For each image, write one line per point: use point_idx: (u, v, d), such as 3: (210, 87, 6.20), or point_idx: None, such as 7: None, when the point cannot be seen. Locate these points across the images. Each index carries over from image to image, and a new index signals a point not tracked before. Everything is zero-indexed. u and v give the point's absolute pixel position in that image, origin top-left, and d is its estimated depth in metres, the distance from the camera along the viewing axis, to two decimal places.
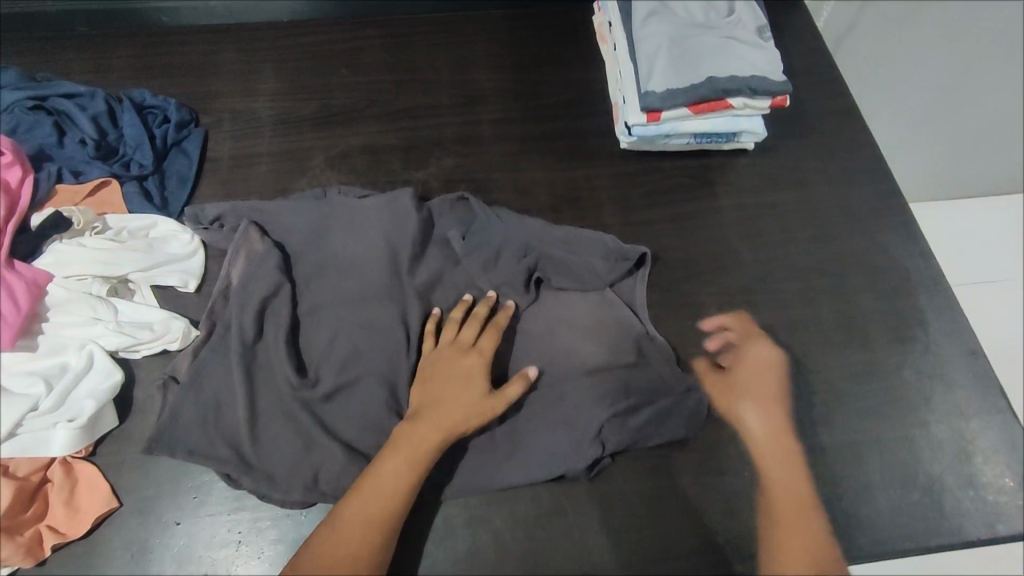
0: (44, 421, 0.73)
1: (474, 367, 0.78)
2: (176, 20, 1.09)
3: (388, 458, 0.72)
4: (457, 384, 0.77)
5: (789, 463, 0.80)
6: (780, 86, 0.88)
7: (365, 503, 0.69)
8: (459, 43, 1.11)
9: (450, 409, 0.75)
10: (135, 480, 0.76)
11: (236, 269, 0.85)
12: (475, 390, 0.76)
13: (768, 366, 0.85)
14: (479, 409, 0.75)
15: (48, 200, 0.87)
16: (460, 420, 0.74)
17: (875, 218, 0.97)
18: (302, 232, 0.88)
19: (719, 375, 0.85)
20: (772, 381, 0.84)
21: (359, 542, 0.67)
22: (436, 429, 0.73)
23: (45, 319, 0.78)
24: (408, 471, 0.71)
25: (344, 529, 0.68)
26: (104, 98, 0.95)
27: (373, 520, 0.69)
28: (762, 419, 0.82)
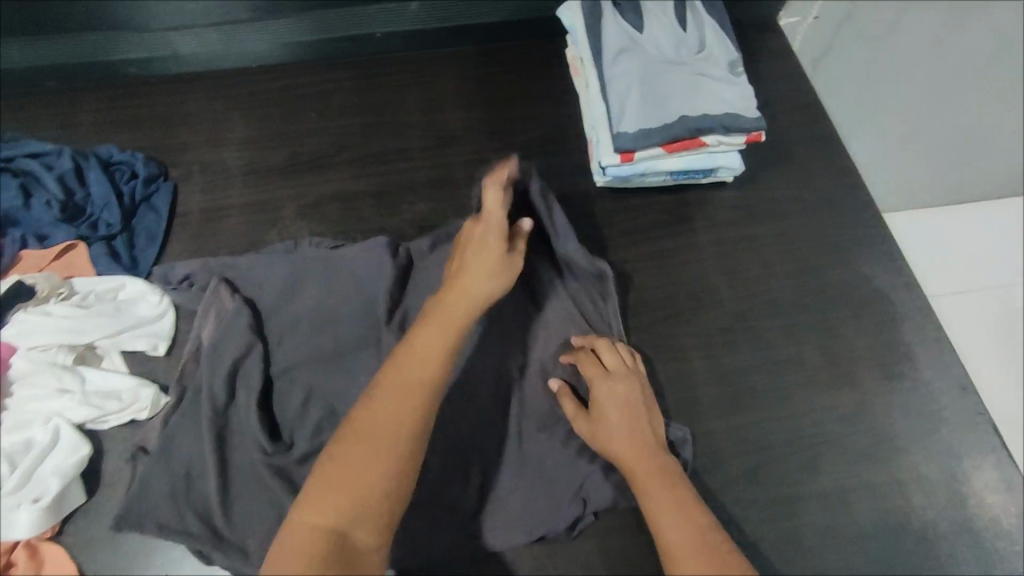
0: (6, 503, 0.70)
1: (493, 232, 0.73)
2: (145, 70, 1.08)
3: (420, 328, 0.67)
4: (479, 248, 0.72)
5: (666, 501, 0.65)
6: (754, 123, 0.85)
7: (402, 372, 0.63)
8: (431, 83, 1.10)
9: (476, 276, 0.70)
10: (104, 558, 0.74)
11: (206, 329, 0.83)
12: (496, 253, 0.72)
13: (631, 396, 0.74)
14: (502, 273, 0.71)
15: (12, 266, 0.86)
16: (484, 284, 0.70)
17: (857, 248, 0.95)
18: (274, 288, 0.86)
19: (580, 419, 0.75)
20: (638, 413, 0.73)
21: (398, 411, 0.61)
22: (463, 290, 0.70)
23: (9, 395, 0.76)
24: (442, 336, 0.66)
25: (382, 399, 0.62)
26: (69, 155, 0.92)
27: (412, 389, 0.63)
28: (632, 457, 0.69)
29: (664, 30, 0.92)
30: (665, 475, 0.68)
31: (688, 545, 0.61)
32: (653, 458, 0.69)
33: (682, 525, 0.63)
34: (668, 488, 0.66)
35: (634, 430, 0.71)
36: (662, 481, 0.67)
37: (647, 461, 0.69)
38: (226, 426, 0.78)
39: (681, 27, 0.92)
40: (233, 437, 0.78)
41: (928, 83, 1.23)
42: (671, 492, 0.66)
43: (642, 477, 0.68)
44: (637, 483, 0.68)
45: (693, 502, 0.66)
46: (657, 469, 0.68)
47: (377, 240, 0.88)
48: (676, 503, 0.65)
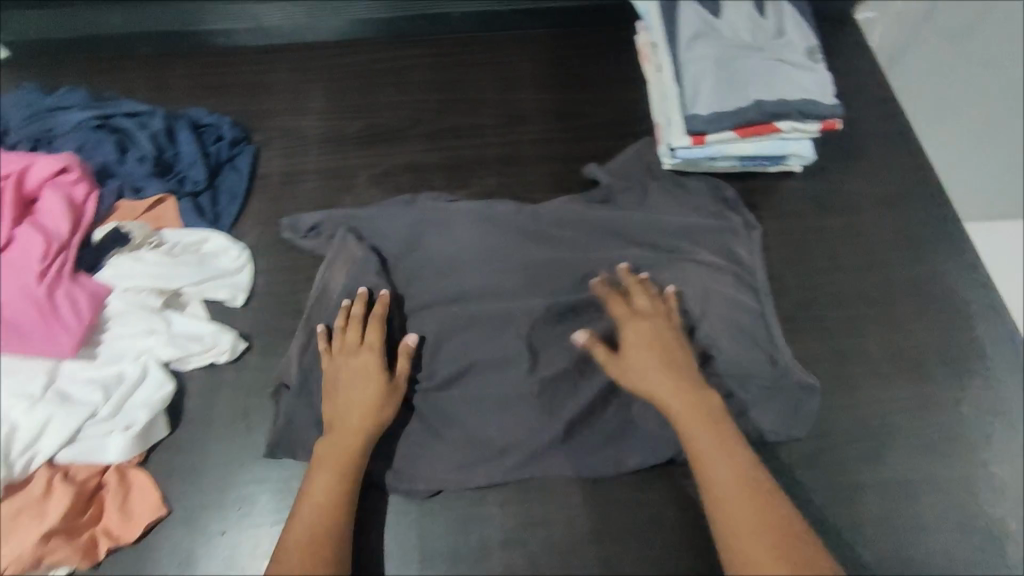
0: (101, 429, 0.76)
1: (364, 361, 0.77)
2: (233, 41, 1.13)
3: (318, 464, 0.73)
4: (355, 386, 0.76)
5: (710, 440, 0.71)
6: (830, 110, 0.85)
7: (307, 513, 0.70)
8: (503, 63, 1.13)
9: (355, 410, 0.75)
10: (183, 487, 0.79)
11: (335, 275, 0.87)
12: (371, 383, 0.76)
13: (663, 336, 0.78)
14: (378, 402, 0.76)
15: (109, 215, 0.90)
16: (365, 412, 0.75)
17: (930, 245, 0.94)
18: (399, 237, 0.90)
19: (612, 361, 0.78)
20: (671, 351, 0.77)
21: (310, 550, 0.67)
22: (349, 433, 0.74)
23: (104, 330, 0.81)
24: (338, 480, 0.72)
25: (293, 542, 0.67)
26: (162, 117, 0.98)
27: (322, 522, 0.69)
28: (681, 403, 0.74)
29: (741, 16, 0.92)
30: (715, 420, 0.73)
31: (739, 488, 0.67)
32: (693, 396, 0.74)
33: (730, 471, 0.69)
34: (716, 434, 0.71)
35: (673, 373, 0.75)
36: (710, 426, 0.72)
37: (686, 401, 0.74)
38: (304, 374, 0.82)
39: (759, 14, 0.92)
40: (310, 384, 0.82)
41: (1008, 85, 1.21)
42: (721, 438, 0.71)
43: (692, 420, 0.72)
44: (683, 425, 0.73)
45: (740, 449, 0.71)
46: (705, 414, 0.73)
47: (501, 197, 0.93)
48: (725, 450, 0.70)
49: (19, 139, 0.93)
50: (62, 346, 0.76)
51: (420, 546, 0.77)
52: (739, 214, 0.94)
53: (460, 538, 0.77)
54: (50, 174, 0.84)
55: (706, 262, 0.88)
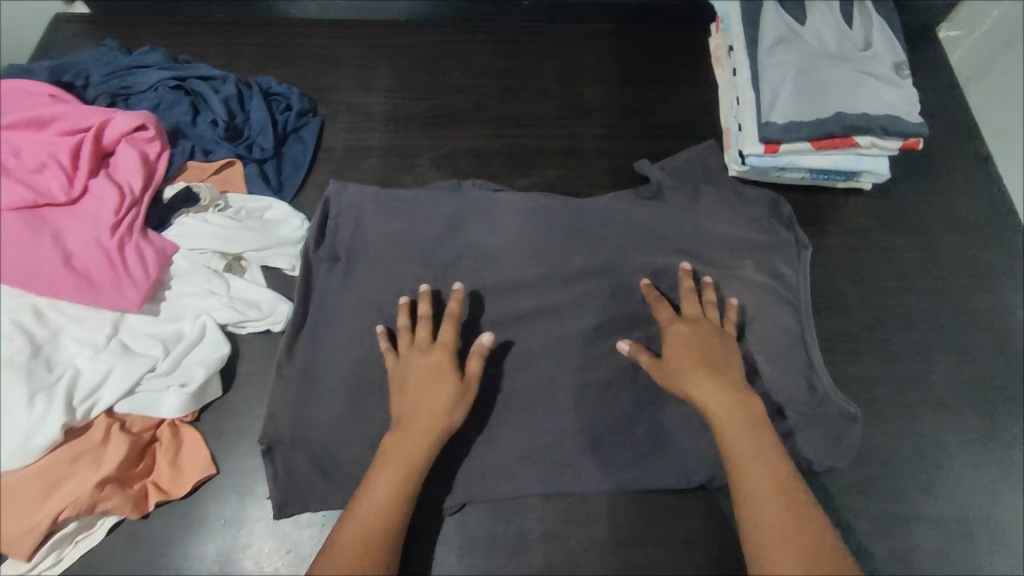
0: (159, 383, 0.78)
1: (421, 368, 0.75)
2: (304, 13, 1.14)
3: (386, 454, 0.71)
4: (416, 397, 0.73)
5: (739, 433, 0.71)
6: (916, 128, 0.83)
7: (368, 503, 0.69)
8: (571, 55, 1.11)
9: (422, 411, 0.72)
10: (233, 450, 0.81)
11: (366, 259, 0.86)
12: (442, 387, 0.73)
13: (716, 350, 0.76)
14: (444, 409, 0.72)
15: (179, 174, 0.92)
16: (426, 413, 0.72)
17: (1003, 276, 0.91)
18: (440, 222, 0.87)
19: (660, 368, 0.77)
20: (722, 364, 0.75)
21: (366, 540, 0.67)
22: (411, 446, 0.71)
23: (167, 287, 0.83)
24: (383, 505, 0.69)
25: (351, 530, 0.67)
26: (234, 82, 0.99)
27: (383, 513, 0.68)
28: (727, 419, 0.72)
29: (828, 25, 0.90)
30: (761, 438, 0.71)
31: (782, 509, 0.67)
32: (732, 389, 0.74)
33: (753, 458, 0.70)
34: (763, 452, 0.70)
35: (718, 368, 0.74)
36: (754, 442, 0.71)
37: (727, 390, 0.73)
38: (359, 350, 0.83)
39: (846, 24, 0.90)
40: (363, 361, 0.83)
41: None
42: (766, 456, 0.70)
43: (737, 437, 0.71)
44: (727, 442, 0.71)
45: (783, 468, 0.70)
46: (751, 432, 0.71)
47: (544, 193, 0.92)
48: (771, 469, 0.69)
49: (98, 94, 0.95)
50: (128, 298, 0.78)
51: (461, 532, 0.78)
52: (791, 231, 0.91)
53: (501, 526, 0.78)
54: (128, 129, 0.85)
55: (764, 276, 0.87)
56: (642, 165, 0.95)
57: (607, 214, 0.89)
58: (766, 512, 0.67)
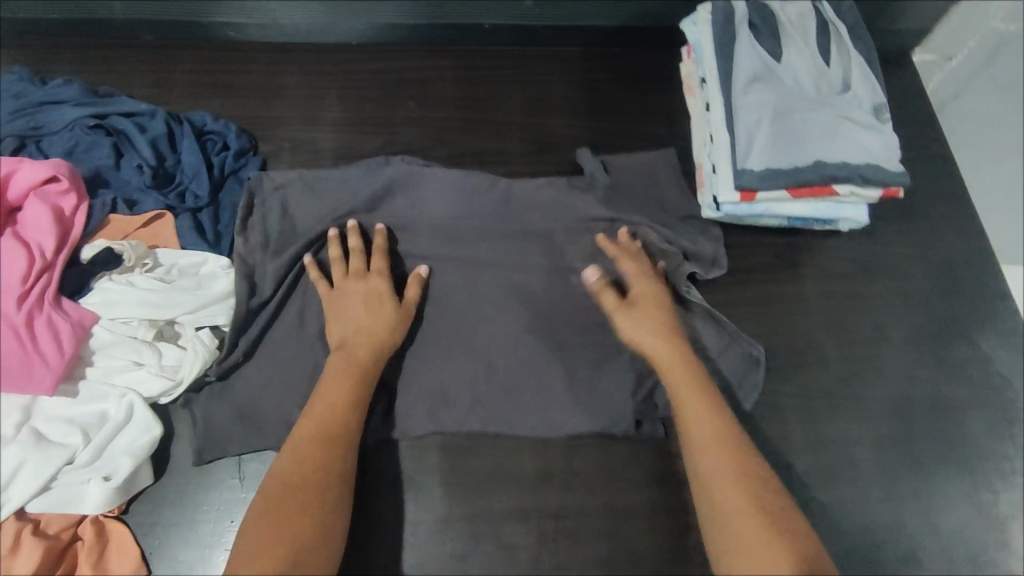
0: (79, 476, 0.70)
1: (376, 282, 0.79)
2: (243, 36, 1.04)
3: (324, 385, 0.72)
4: (354, 321, 0.77)
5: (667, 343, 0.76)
6: (897, 177, 0.79)
7: (309, 431, 0.70)
8: (535, 82, 1.04)
9: (364, 331, 0.76)
10: (166, 544, 0.73)
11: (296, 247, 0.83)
12: (378, 310, 0.77)
13: (664, 295, 0.81)
14: (383, 329, 0.77)
15: (99, 230, 0.83)
16: (377, 333, 0.76)
17: (980, 322, 0.88)
18: (364, 196, 0.87)
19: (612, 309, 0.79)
20: (666, 305, 0.80)
21: (323, 446, 0.69)
22: (350, 368, 0.74)
23: (88, 363, 0.74)
24: (336, 412, 0.71)
25: (295, 457, 0.68)
26: (163, 119, 0.90)
27: (326, 439, 0.69)
28: (655, 336, 0.76)
29: (804, 62, 0.85)
30: (685, 359, 0.75)
31: (704, 423, 0.71)
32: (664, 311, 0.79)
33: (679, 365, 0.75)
34: (685, 373, 0.74)
35: (655, 300, 0.80)
36: (683, 365, 0.75)
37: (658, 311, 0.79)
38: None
39: (824, 62, 0.85)
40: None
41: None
42: (690, 377, 0.74)
43: (667, 360, 0.75)
44: (662, 366, 0.75)
45: (705, 387, 0.74)
46: (676, 354, 0.75)
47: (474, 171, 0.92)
48: (695, 388, 0.73)
49: (5, 136, 0.85)
50: (39, 381, 0.69)
51: None
52: (713, 246, 0.88)
53: None
54: (36, 183, 0.76)
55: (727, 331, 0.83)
56: (581, 155, 0.92)
57: (532, 199, 0.89)
58: (697, 418, 0.71)
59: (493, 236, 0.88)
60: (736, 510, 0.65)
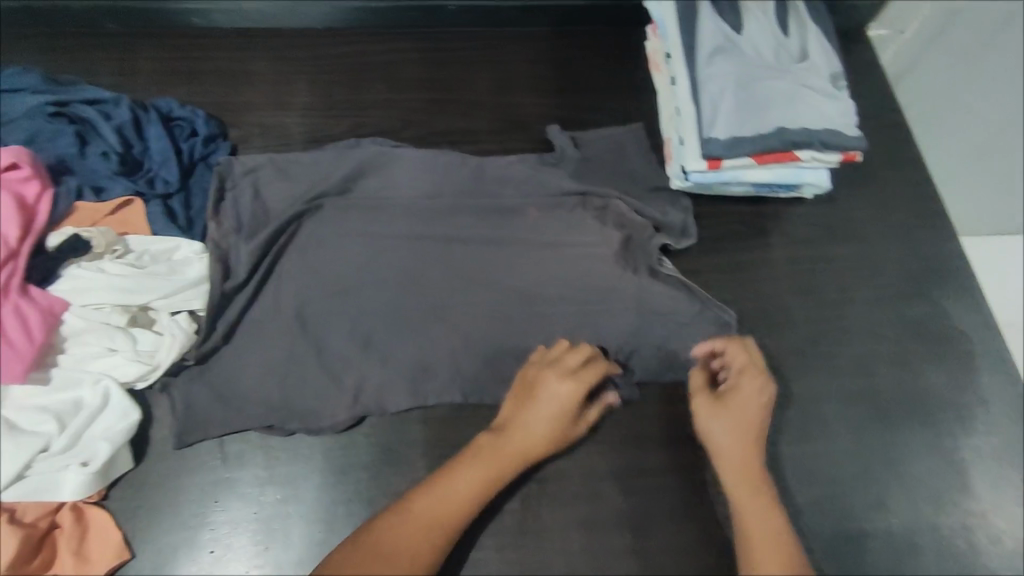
0: (55, 464, 0.69)
1: (572, 387, 0.73)
2: (207, 22, 1.03)
3: (466, 464, 0.70)
4: (538, 419, 0.72)
5: (754, 475, 0.72)
6: (854, 141, 0.82)
7: (427, 507, 0.66)
8: (504, 63, 1.05)
9: (536, 428, 0.72)
10: (149, 527, 0.72)
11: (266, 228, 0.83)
12: (566, 413, 0.73)
13: (760, 406, 0.75)
14: (561, 429, 0.73)
15: (66, 218, 0.82)
16: (556, 438, 0.73)
17: (937, 281, 0.92)
18: (337, 177, 0.87)
19: (704, 399, 0.76)
20: (761, 416, 0.75)
21: (457, 511, 0.67)
22: (516, 451, 0.71)
23: (60, 351, 0.73)
24: (484, 484, 0.69)
25: (401, 527, 0.65)
26: (128, 105, 0.88)
27: (442, 519, 0.66)
28: (734, 457, 0.72)
29: (764, 33, 0.87)
30: (757, 471, 0.72)
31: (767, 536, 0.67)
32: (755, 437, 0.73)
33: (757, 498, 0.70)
34: (755, 484, 0.71)
35: (749, 417, 0.74)
36: (766, 501, 0.70)
37: (749, 435, 0.73)
38: (288, 405, 0.77)
39: (783, 34, 0.88)
40: (295, 421, 0.77)
41: (999, 116, 1.24)
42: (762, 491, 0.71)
43: (737, 465, 0.72)
44: (735, 493, 0.71)
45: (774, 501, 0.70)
46: (749, 464, 0.72)
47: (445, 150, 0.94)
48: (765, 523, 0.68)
49: None
50: (10, 370, 0.68)
51: None
52: (679, 213, 0.91)
53: None
54: None
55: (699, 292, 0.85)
56: (552, 130, 0.95)
57: (505, 174, 0.92)
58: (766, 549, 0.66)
59: (466, 212, 0.88)
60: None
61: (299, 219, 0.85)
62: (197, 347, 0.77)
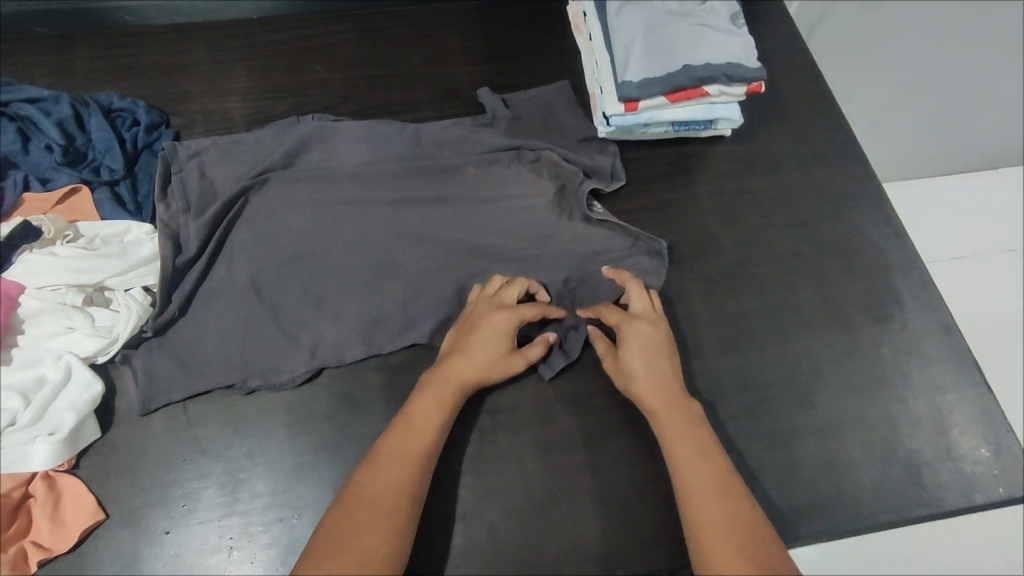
0: (24, 438, 0.71)
1: (508, 316, 0.78)
2: (141, 19, 1.06)
3: (424, 400, 0.73)
4: (480, 343, 0.76)
5: (685, 423, 0.72)
6: (755, 73, 0.88)
7: (399, 443, 0.70)
8: (434, 37, 1.10)
9: (479, 356, 0.76)
10: (122, 490, 0.75)
11: (214, 206, 0.86)
12: (503, 342, 0.77)
13: (651, 347, 0.77)
14: (502, 360, 0.77)
15: (15, 209, 0.85)
16: (501, 373, 0.77)
17: (851, 200, 0.99)
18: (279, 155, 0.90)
19: (608, 364, 0.79)
20: (662, 356, 0.77)
21: (425, 441, 0.70)
22: (464, 377, 0.75)
23: (20, 331, 0.76)
24: (440, 409, 0.72)
25: (381, 468, 0.68)
26: (68, 101, 0.91)
27: (414, 454, 0.69)
28: (658, 403, 0.74)
29: None
30: (679, 411, 0.73)
31: (702, 470, 0.68)
32: (663, 380, 0.75)
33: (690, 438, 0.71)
34: (680, 419, 0.72)
35: (654, 361, 0.76)
36: (697, 438, 0.71)
37: (657, 376, 0.75)
38: (247, 364, 0.81)
39: None
40: (256, 378, 0.80)
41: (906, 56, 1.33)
42: (687, 430, 0.71)
43: (659, 411, 0.73)
44: (666, 434, 0.72)
45: (703, 434, 0.71)
46: (669, 405, 0.73)
47: (384, 120, 0.98)
48: (701, 456, 0.69)
49: None
50: None
51: None
52: (611, 160, 0.97)
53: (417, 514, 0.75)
54: None
55: (632, 231, 0.91)
56: (482, 94, 1.01)
57: (442, 137, 0.96)
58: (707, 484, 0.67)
59: (405, 173, 0.92)
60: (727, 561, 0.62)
61: (245, 194, 0.88)
62: (155, 318, 0.80)
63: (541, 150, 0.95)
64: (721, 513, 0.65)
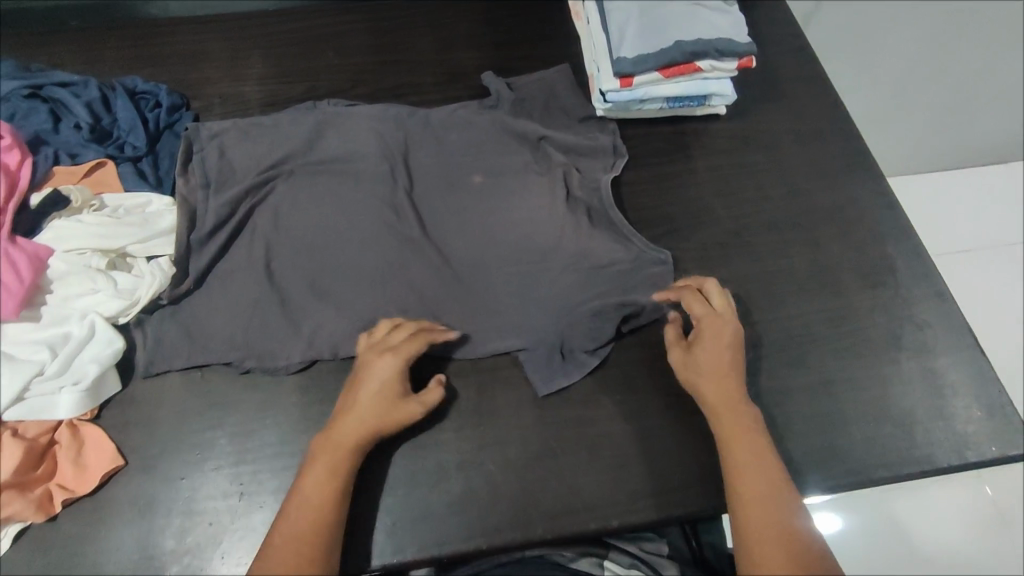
0: (50, 387, 0.75)
1: (394, 365, 0.76)
2: (166, 12, 1.13)
3: (312, 469, 0.71)
4: (368, 398, 0.74)
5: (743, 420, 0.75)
6: (746, 47, 0.92)
7: (295, 520, 0.68)
8: (440, 25, 1.15)
9: (368, 412, 0.74)
10: (140, 439, 0.80)
11: (238, 187, 0.90)
12: (391, 391, 0.75)
13: (727, 346, 0.79)
14: (392, 408, 0.75)
15: (45, 181, 0.90)
16: (394, 423, 0.74)
17: (846, 174, 1.01)
18: (298, 139, 0.94)
19: (676, 348, 0.81)
20: (733, 359, 0.78)
21: (319, 511, 0.68)
22: (354, 435, 0.73)
23: (48, 291, 0.80)
24: (331, 476, 0.71)
25: (277, 549, 0.66)
26: (97, 86, 0.97)
27: (311, 524, 0.68)
28: (717, 400, 0.76)
29: None
30: (737, 410, 0.76)
31: (751, 467, 0.72)
32: (732, 380, 0.77)
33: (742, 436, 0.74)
34: (736, 416, 0.75)
35: (727, 358, 0.78)
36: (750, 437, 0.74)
37: (726, 376, 0.77)
38: (247, 345, 0.84)
39: None
40: (252, 359, 0.83)
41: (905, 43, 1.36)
42: (741, 428, 0.74)
43: (719, 408, 0.76)
44: (722, 431, 0.75)
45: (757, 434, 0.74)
46: (728, 403, 0.76)
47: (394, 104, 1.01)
48: (751, 453, 0.73)
49: None
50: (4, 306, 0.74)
51: (376, 488, 0.77)
52: (610, 136, 1.00)
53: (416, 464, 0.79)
54: None
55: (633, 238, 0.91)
56: (485, 77, 1.05)
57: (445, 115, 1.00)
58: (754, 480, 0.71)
59: (411, 150, 0.97)
60: (758, 543, 0.67)
61: (272, 180, 0.92)
62: (172, 288, 0.85)
63: (546, 129, 0.99)
64: (763, 510, 0.69)
